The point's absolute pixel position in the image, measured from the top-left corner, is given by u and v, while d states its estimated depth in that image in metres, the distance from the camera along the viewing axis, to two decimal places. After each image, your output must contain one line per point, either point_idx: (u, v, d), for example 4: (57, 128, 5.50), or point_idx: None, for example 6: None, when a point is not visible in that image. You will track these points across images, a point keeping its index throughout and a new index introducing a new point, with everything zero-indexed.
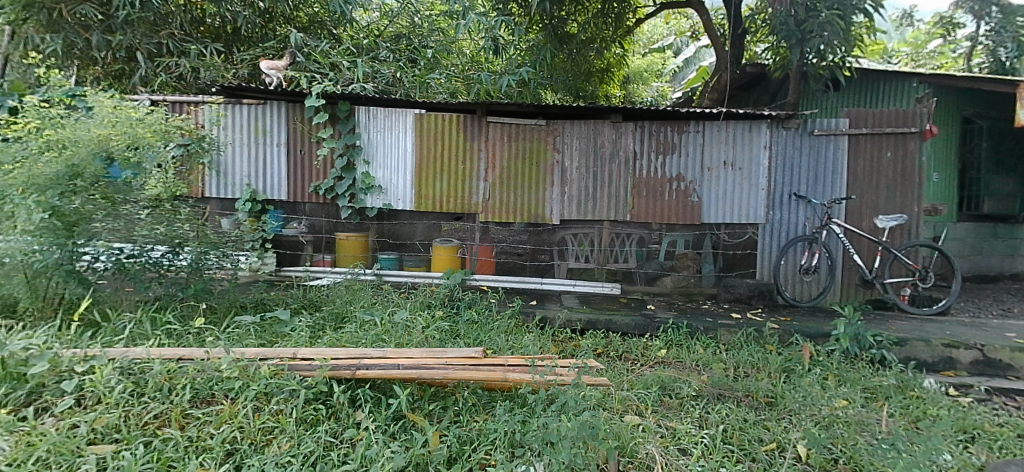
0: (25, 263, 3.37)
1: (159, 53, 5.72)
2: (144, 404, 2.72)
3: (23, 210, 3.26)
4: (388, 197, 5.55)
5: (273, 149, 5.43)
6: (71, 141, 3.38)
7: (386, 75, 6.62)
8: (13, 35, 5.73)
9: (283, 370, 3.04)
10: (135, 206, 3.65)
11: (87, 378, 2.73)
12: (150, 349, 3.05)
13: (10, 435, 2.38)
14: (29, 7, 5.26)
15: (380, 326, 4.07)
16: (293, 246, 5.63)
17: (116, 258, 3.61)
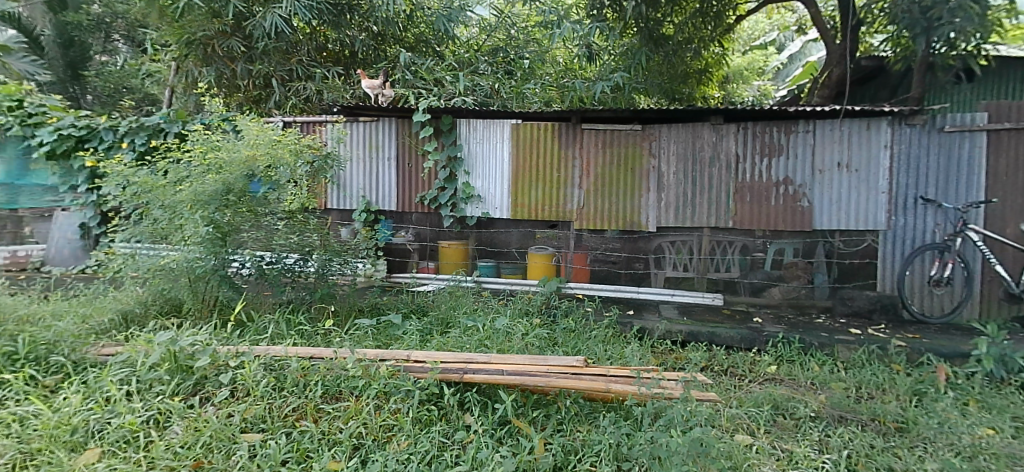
0: (189, 269, 3.83)
1: (290, 78, 6.34)
2: (284, 398, 2.99)
3: (191, 224, 3.73)
4: (486, 206, 5.69)
5: (385, 163, 5.79)
6: (226, 163, 3.85)
7: (485, 88, 6.84)
8: (177, 70, 6.60)
9: (398, 372, 3.17)
10: (273, 217, 4.15)
11: (240, 372, 3.04)
12: (287, 348, 3.33)
13: (183, 420, 2.66)
14: (190, 45, 6.01)
15: (483, 331, 4.16)
16: (401, 254, 5.88)
17: (258, 265, 4.07)
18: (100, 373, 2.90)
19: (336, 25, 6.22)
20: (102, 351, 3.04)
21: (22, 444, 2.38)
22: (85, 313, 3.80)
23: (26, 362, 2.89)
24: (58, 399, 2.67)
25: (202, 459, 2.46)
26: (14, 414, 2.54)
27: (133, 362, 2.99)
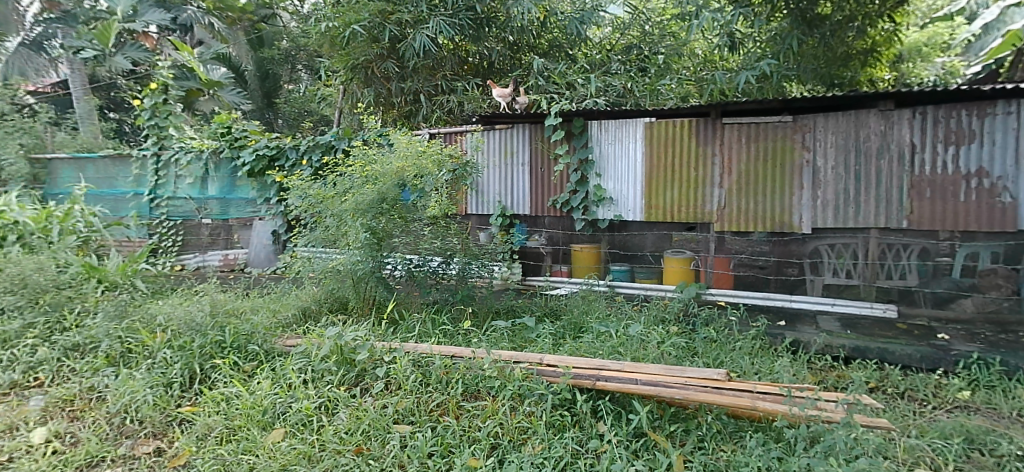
0: (352, 270, 4.31)
1: (436, 93, 6.82)
2: (430, 393, 3.20)
3: (353, 231, 4.22)
4: (619, 208, 5.58)
5: (519, 169, 5.96)
6: (381, 173, 4.35)
7: (618, 87, 6.75)
8: (342, 92, 7.42)
9: (532, 375, 3.23)
10: (419, 222, 4.51)
11: (393, 367, 3.34)
12: (433, 346, 3.57)
13: (347, 408, 2.99)
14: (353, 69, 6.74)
15: (617, 338, 4.09)
16: (535, 257, 5.99)
17: (408, 268, 4.45)
18: (284, 362, 3.38)
19: (476, 38, 6.58)
20: (286, 342, 3.55)
21: (228, 420, 2.83)
22: (275, 308, 4.44)
23: (231, 349, 3.43)
24: (253, 383, 3.14)
25: (362, 445, 2.72)
26: (222, 394, 3.01)
27: (309, 353, 3.43)
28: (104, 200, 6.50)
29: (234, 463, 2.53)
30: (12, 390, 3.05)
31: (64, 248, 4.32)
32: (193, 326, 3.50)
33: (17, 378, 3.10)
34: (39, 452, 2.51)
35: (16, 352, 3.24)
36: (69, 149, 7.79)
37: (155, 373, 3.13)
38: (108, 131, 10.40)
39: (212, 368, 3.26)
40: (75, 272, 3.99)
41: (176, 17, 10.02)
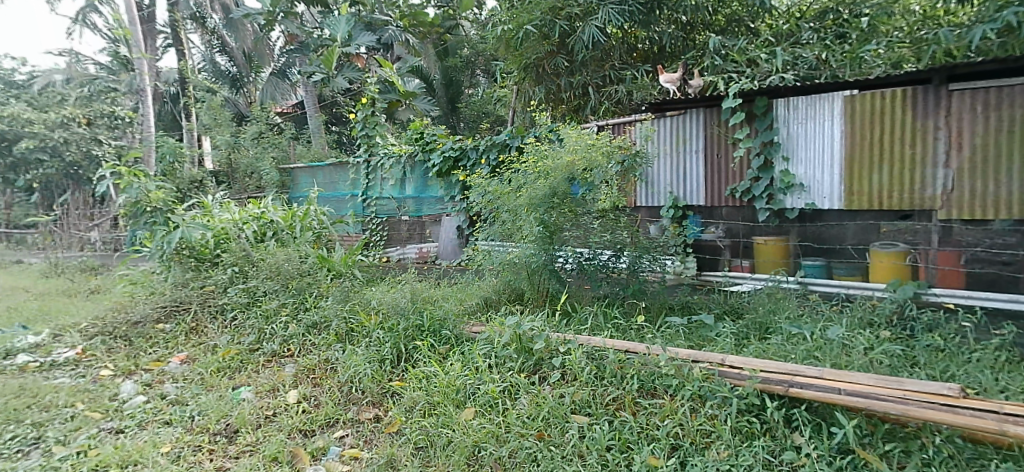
0: (527, 263, 4.56)
1: (604, 84, 6.81)
2: (605, 386, 3.23)
3: (528, 225, 4.45)
4: (811, 195, 4.96)
5: (693, 156, 5.65)
6: (552, 168, 4.52)
7: (810, 59, 6.02)
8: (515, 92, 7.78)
9: (713, 376, 3.07)
10: (590, 216, 4.57)
11: (567, 357, 3.44)
12: (606, 339, 3.60)
13: (528, 394, 3.17)
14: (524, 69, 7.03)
15: (811, 342, 3.70)
16: (711, 251, 5.58)
17: (579, 261, 4.56)
18: (471, 347, 3.72)
19: (646, 23, 6.39)
20: (471, 329, 3.90)
21: (428, 396, 3.22)
22: (462, 297, 4.90)
23: (428, 332, 3.88)
24: (447, 364, 3.53)
25: (543, 431, 2.87)
26: (423, 372, 3.43)
27: (492, 340, 3.72)
28: (330, 201, 7.80)
29: (435, 435, 2.87)
30: (274, 357, 3.85)
31: (303, 242, 5.27)
32: (397, 311, 4.05)
33: (276, 348, 3.90)
34: (294, 409, 3.10)
35: (275, 327, 4.07)
36: (303, 158, 9.45)
37: (371, 350, 3.69)
38: (331, 142, 12.37)
39: (413, 349, 3.73)
40: (312, 262, 4.86)
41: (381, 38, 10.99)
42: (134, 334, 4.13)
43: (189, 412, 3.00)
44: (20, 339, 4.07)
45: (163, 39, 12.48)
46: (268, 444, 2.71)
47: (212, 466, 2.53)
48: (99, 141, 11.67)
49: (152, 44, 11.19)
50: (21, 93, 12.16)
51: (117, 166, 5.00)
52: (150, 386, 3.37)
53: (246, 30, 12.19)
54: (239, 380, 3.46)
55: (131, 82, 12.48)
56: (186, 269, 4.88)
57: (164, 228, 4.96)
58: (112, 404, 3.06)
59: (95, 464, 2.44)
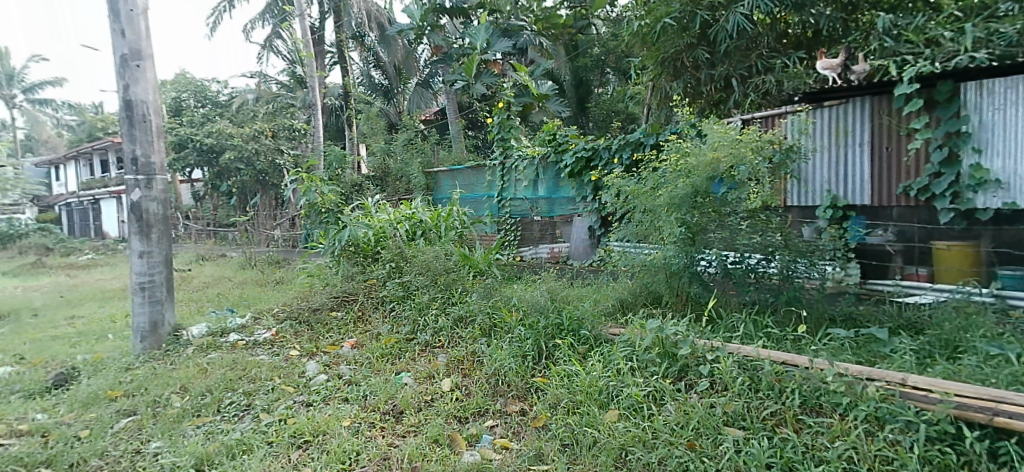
0: (667, 265, 4.41)
1: (750, 74, 6.39)
2: (761, 400, 3.02)
3: (668, 226, 4.31)
4: (1011, 193, 4.21)
5: (855, 150, 5.07)
6: (694, 166, 4.28)
7: (1011, 33, 4.74)
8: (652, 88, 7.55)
9: (893, 397, 2.74)
10: (736, 217, 4.29)
11: (716, 365, 3.27)
12: (759, 349, 3.38)
13: (673, 401, 3.07)
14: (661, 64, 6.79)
15: (1020, 365, 3.11)
16: (878, 257, 4.89)
17: (723, 264, 4.31)
18: (612, 348, 3.68)
19: (800, 6, 5.85)
20: (609, 330, 3.88)
21: (571, 394, 3.26)
22: (598, 298, 4.90)
23: (567, 331, 3.92)
24: (589, 363, 3.54)
25: (694, 440, 2.76)
26: (565, 370, 3.48)
27: (633, 343, 3.65)
28: (468, 201, 8.24)
29: (580, 434, 2.90)
30: (427, 347, 4.17)
31: (448, 241, 5.64)
32: (538, 309, 4.17)
33: (429, 338, 4.23)
34: (448, 396, 3.34)
35: (427, 319, 4.43)
36: (446, 162, 10.09)
37: (514, 345, 3.83)
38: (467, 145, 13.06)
39: (554, 347, 3.80)
40: (457, 259, 5.16)
41: (516, 42, 11.02)
42: (314, 320, 4.73)
43: (362, 392, 3.36)
44: (232, 320, 4.87)
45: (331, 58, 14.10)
46: (429, 426, 2.95)
47: (384, 442, 2.82)
48: (279, 151, 13.52)
49: (320, 62, 12.80)
50: (222, 113, 14.51)
51: (298, 172, 5.76)
52: (330, 366, 3.84)
53: (397, 45, 13.44)
54: (400, 366, 3.79)
55: (304, 98, 14.30)
56: (353, 264, 5.47)
57: (336, 227, 5.62)
58: (302, 380, 3.54)
59: (294, 431, 2.85)
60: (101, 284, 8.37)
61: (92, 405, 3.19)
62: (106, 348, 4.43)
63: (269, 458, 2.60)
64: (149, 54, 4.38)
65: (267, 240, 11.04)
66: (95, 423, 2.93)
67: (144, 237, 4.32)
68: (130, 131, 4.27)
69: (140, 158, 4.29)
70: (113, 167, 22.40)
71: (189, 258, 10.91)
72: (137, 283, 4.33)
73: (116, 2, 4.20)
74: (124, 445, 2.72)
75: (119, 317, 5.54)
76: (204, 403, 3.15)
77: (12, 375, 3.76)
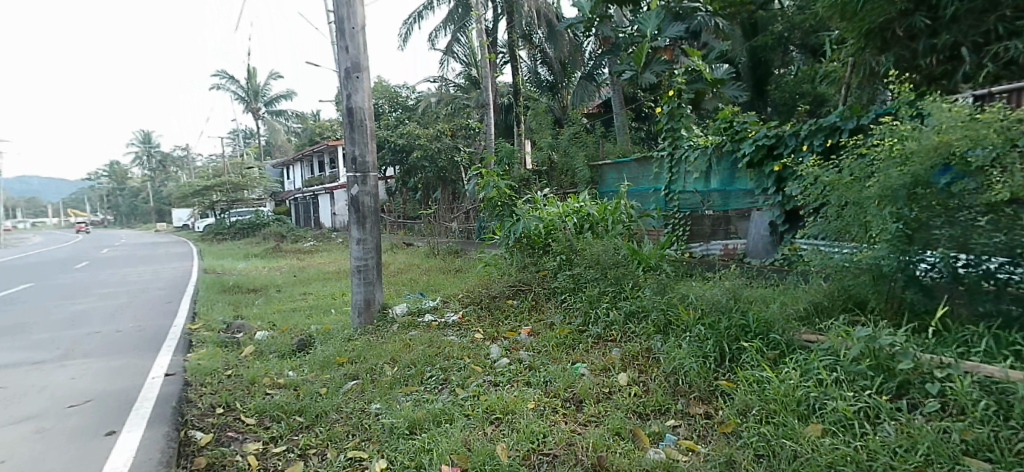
0: (876, 267, 3.84)
1: (987, 41, 5.32)
2: (1014, 429, 2.49)
3: (879, 221, 3.76)
4: None
5: None
6: (914, 152, 3.60)
7: None
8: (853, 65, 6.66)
9: None
10: (972, 212, 3.48)
11: (949, 385, 2.80)
12: (1008, 370, 2.80)
13: (892, 422, 2.68)
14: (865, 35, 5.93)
15: None
16: None
17: (951, 268, 3.57)
18: (809, 356, 3.32)
19: None
20: (804, 337, 3.52)
21: (763, 401, 3.02)
22: (784, 300, 4.51)
23: (754, 334, 3.63)
24: (783, 371, 3.24)
25: (924, 468, 2.37)
26: (754, 375, 3.23)
27: (835, 352, 3.25)
28: (634, 195, 8.11)
29: (777, 445, 2.67)
30: (600, 340, 4.20)
31: (616, 235, 5.61)
32: (719, 307, 3.93)
33: (601, 331, 4.25)
34: (627, 391, 3.31)
35: (599, 312, 4.47)
36: (613, 154, 10.07)
37: (693, 345, 3.67)
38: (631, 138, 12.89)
39: (739, 349, 3.55)
40: (626, 254, 5.07)
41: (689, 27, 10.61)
42: (494, 306, 5.10)
43: (542, 377, 3.50)
44: (426, 303, 5.49)
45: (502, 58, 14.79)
46: (610, 418, 2.95)
47: (567, 428, 2.88)
48: (456, 150, 14.69)
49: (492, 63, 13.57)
50: (410, 116, 16.20)
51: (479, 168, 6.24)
52: (510, 350, 4.08)
53: (564, 39, 13.26)
54: (575, 356, 3.87)
55: (478, 99, 15.41)
56: (526, 255, 5.82)
57: (511, 220, 6.05)
58: (488, 361, 3.82)
59: (486, 407, 3.07)
60: (323, 265, 10.03)
61: (326, 367, 3.80)
62: (331, 320, 5.22)
63: (467, 429, 2.84)
64: (367, 66, 5.00)
65: (446, 232, 12.17)
66: (331, 383, 3.50)
67: (361, 226, 5.00)
68: (350, 135, 4.95)
69: (358, 157, 4.96)
70: (328, 167, 26.34)
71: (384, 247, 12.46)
72: (355, 266, 5.03)
73: (343, 22, 4.85)
74: (353, 403, 3.19)
75: (338, 293, 6.56)
76: (410, 374, 3.57)
77: (269, 337, 4.66)
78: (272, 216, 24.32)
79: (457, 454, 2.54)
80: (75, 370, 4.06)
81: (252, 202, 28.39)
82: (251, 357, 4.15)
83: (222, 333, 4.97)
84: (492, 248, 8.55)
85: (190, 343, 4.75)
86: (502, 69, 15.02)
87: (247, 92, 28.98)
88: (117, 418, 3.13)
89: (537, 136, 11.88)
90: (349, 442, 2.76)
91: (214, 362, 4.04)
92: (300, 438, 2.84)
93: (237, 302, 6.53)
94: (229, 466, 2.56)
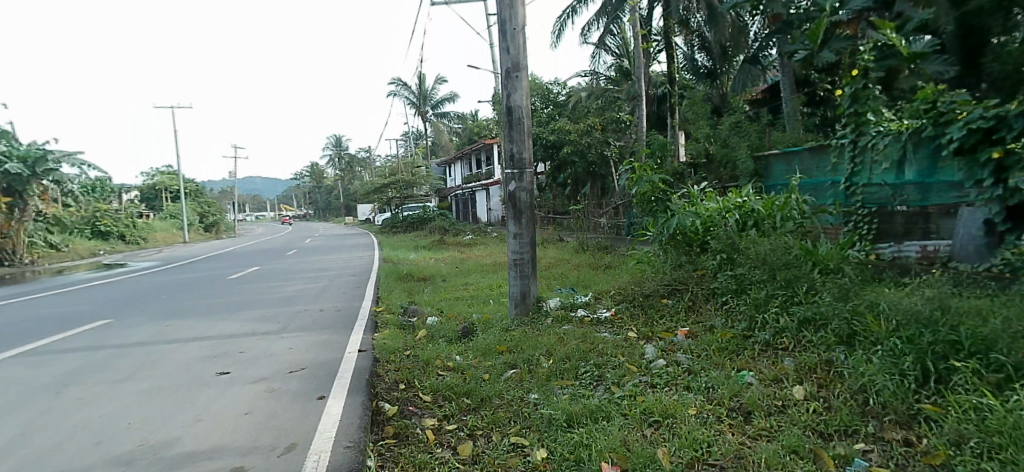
0: None
1: None
2: None
3: None
4: None
5: None
6: None
7: None
8: None
9: None
10: None
11: None
12: None
13: None
14: None
15: None
16: None
17: None
18: None
19: None
20: None
21: (984, 433, 2.44)
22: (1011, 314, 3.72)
23: (968, 353, 3.01)
24: (1012, 398, 2.60)
25: None
26: (970, 401, 2.67)
27: None
28: (808, 189, 7.41)
29: None
30: (767, 347, 3.87)
31: (785, 232, 5.14)
32: (921, 320, 3.34)
33: (770, 338, 3.92)
34: (804, 407, 2.99)
35: (766, 317, 4.11)
36: (780, 142, 9.17)
37: (887, 361, 3.16)
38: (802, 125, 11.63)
39: (949, 370, 2.97)
40: (798, 254, 4.62)
41: None
42: (647, 304, 5.01)
43: (704, 383, 3.33)
44: (578, 298, 5.61)
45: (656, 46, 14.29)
46: (785, 435, 2.68)
47: (735, 440, 2.69)
48: (606, 144, 14.58)
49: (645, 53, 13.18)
50: (561, 112, 16.45)
51: (633, 162, 6.14)
52: (667, 352, 3.95)
53: (726, 21, 12.09)
54: (740, 363, 3.62)
55: (630, 90, 15.15)
56: (681, 252, 5.62)
57: (665, 216, 5.85)
58: (643, 362, 3.74)
59: (645, 409, 3.01)
60: (482, 257, 10.69)
61: (488, 355, 4.03)
62: (490, 310, 5.55)
63: (626, 428, 2.80)
64: (526, 65, 5.17)
65: (595, 227, 12.23)
66: (492, 369, 3.71)
67: (517, 221, 5.21)
68: (509, 132, 5.15)
69: (516, 154, 5.15)
70: (485, 164, 27.80)
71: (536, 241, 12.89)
72: (513, 260, 5.25)
73: (506, 23, 5.07)
74: (513, 391, 3.35)
75: (495, 284, 6.95)
76: (565, 368, 3.64)
77: (438, 323, 5.10)
78: (436, 210, 26.44)
79: (617, 454, 2.51)
80: (291, 341, 4.84)
81: (419, 198, 31.15)
82: (424, 340, 4.60)
83: (400, 316, 5.57)
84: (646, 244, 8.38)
85: (375, 324, 5.39)
86: (655, 58, 14.48)
87: (416, 97, 31.79)
88: (324, 385, 3.66)
89: (694, 128, 11.33)
90: (512, 428, 2.90)
91: (395, 342, 4.54)
92: (468, 418, 3.07)
93: (410, 289, 7.24)
94: (411, 437, 2.87)
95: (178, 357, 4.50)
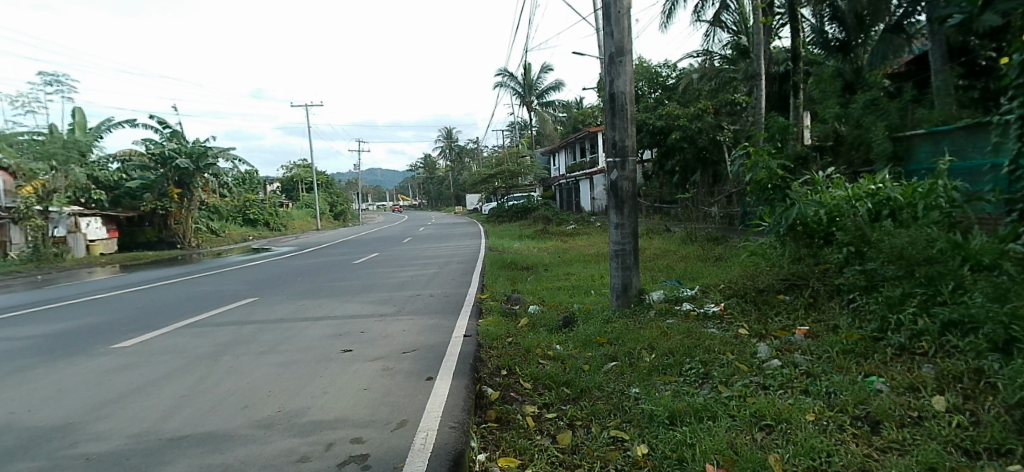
0: None
1: None
2: None
3: None
4: None
5: None
6: None
7: None
8: None
9: None
10: None
11: None
12: None
13: None
14: None
15: None
16: None
17: None
18: None
19: None
20: None
21: None
22: None
23: None
24: None
25: None
26: None
27: None
28: (962, 174, 6.60)
29: None
30: (902, 352, 3.47)
31: (929, 223, 4.54)
32: None
33: (906, 342, 3.50)
34: (946, 420, 2.61)
35: (901, 318, 3.68)
36: (926, 117, 7.99)
37: None
38: (956, 99, 10.11)
39: None
40: (944, 247, 4.03)
41: None
42: (761, 300, 4.71)
43: (824, 388, 3.07)
44: (683, 291, 5.42)
45: (779, 20, 13.17)
46: (921, 450, 2.36)
47: (859, 451, 2.44)
48: (720, 128, 13.77)
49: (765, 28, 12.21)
50: (670, 96, 15.78)
51: (748, 147, 5.76)
52: (782, 352, 3.69)
53: None
54: (869, 368, 3.28)
55: (748, 69, 14.20)
56: (801, 245, 5.22)
57: (783, 205, 5.36)
58: (755, 361, 3.53)
59: (755, 411, 2.84)
60: (585, 247, 10.67)
61: (588, 345, 4.05)
62: (592, 300, 5.54)
63: (733, 431, 2.67)
64: (631, 48, 5.02)
65: (705, 216, 11.67)
66: (593, 361, 3.73)
67: (619, 211, 5.12)
68: (612, 120, 5.07)
69: (618, 142, 5.07)
70: (590, 152, 27.51)
71: (641, 231, 12.58)
72: (614, 250, 5.17)
73: (610, 7, 4.95)
74: (613, 384, 3.33)
75: (598, 275, 6.93)
76: (669, 363, 3.55)
77: (539, 311, 5.21)
78: (540, 200, 26.74)
79: (722, 456, 2.40)
80: (404, 323, 5.21)
81: (525, 188, 31.68)
82: (527, 328, 4.72)
83: (505, 304, 5.77)
84: (763, 236, 7.81)
85: (481, 310, 5.62)
86: (778, 33, 13.34)
87: (522, 87, 32.23)
88: (434, 367, 3.88)
89: (823, 108, 10.34)
90: (612, 421, 2.90)
91: (499, 329, 4.71)
92: (568, 408, 3.11)
93: (514, 277, 7.45)
94: (512, 422, 2.99)
95: (310, 334, 5.03)
